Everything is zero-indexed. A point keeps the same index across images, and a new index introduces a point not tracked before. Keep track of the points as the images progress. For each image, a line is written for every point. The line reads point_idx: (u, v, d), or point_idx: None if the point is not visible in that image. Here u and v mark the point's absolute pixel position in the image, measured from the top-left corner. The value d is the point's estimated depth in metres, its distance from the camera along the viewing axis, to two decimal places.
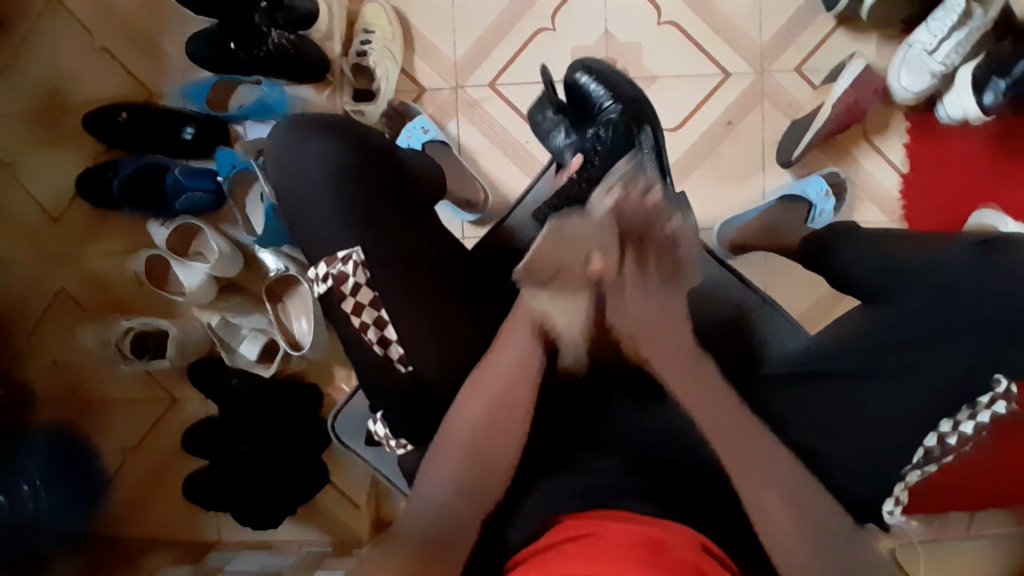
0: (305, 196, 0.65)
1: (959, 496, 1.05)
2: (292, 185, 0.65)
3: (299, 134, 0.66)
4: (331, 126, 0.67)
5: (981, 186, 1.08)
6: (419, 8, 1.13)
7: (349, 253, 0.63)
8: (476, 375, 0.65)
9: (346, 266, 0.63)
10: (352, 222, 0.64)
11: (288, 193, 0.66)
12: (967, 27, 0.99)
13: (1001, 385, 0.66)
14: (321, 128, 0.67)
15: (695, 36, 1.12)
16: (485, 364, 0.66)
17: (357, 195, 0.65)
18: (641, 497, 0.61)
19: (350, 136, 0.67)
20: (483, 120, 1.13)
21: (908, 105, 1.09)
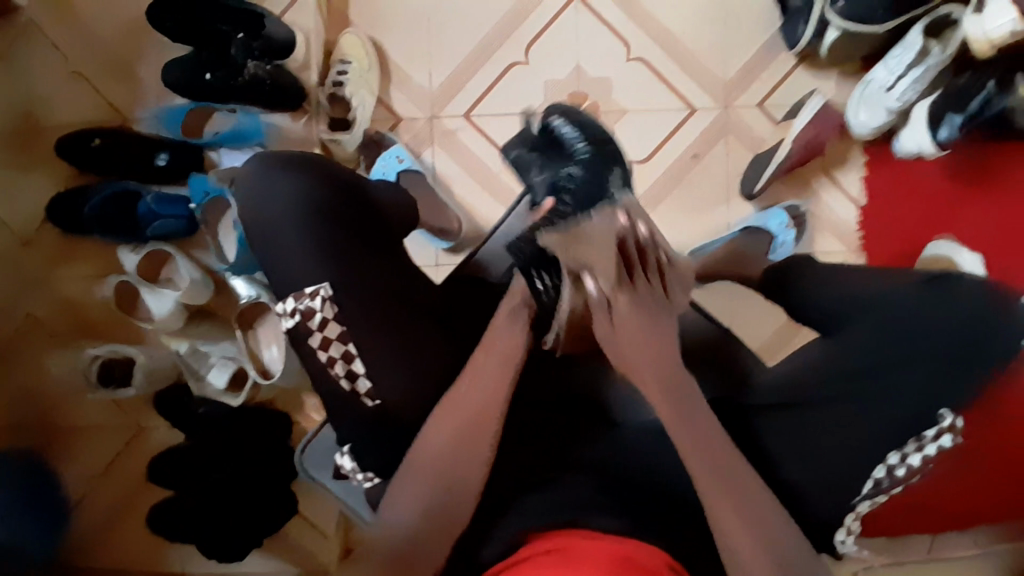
0: (275, 229, 0.65)
1: (925, 522, 1.07)
2: (262, 219, 0.66)
3: (268, 171, 0.67)
4: (303, 161, 0.68)
5: (939, 215, 1.12)
6: (396, 41, 1.15)
7: (317, 289, 0.64)
8: (439, 408, 0.64)
9: (314, 301, 0.63)
10: (321, 257, 0.65)
11: (257, 226, 0.66)
12: (925, 64, 1.03)
13: (946, 419, 0.68)
14: (289, 165, 0.68)
15: (663, 72, 1.16)
16: (448, 398, 0.64)
17: (325, 231, 0.65)
18: (608, 514, 0.62)
19: (321, 172, 0.68)
20: (458, 149, 1.15)
21: (866, 139, 1.13)
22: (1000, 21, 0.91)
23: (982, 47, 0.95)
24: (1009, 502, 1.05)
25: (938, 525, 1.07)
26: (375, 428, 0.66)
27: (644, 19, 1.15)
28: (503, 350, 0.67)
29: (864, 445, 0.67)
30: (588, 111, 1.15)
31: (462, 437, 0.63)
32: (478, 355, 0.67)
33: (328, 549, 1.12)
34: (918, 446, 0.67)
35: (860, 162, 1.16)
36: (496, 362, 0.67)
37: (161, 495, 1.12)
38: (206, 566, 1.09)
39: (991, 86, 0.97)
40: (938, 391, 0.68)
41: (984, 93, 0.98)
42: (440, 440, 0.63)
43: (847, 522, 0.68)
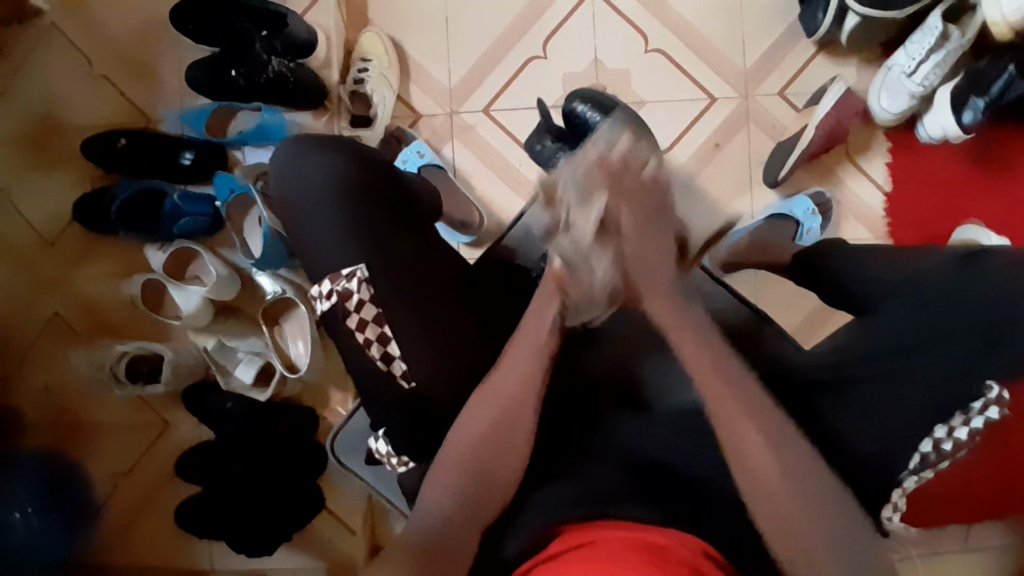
0: (308, 205, 0.67)
1: (961, 507, 1.05)
2: (295, 196, 0.67)
3: (302, 151, 0.69)
4: (337, 143, 0.70)
5: (967, 199, 1.11)
6: (414, 36, 1.16)
7: (354, 270, 0.65)
8: (478, 394, 0.65)
9: (351, 283, 0.64)
10: (354, 234, 0.66)
11: (290, 204, 0.68)
12: (945, 49, 1.02)
13: (993, 390, 0.67)
14: (321, 145, 0.69)
15: (680, 63, 1.16)
16: (485, 385, 0.65)
17: (359, 206, 0.67)
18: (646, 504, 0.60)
19: (355, 151, 0.69)
20: (479, 145, 1.16)
21: (889, 125, 1.13)
22: (1016, 3, 0.93)
23: (1001, 30, 0.97)
24: None
25: (976, 511, 1.05)
26: (408, 410, 0.66)
27: (660, 11, 1.16)
28: (536, 332, 0.66)
29: (902, 424, 0.67)
30: None
31: (501, 419, 0.63)
32: (515, 337, 0.67)
33: (355, 544, 1.12)
34: (965, 419, 0.68)
35: (883, 148, 1.15)
36: (528, 344, 0.66)
37: (188, 493, 1.13)
38: (234, 561, 1.11)
39: (1010, 69, 0.97)
40: (980, 371, 0.67)
41: (1004, 77, 0.98)
42: (477, 427, 0.63)
43: (894, 499, 0.68)
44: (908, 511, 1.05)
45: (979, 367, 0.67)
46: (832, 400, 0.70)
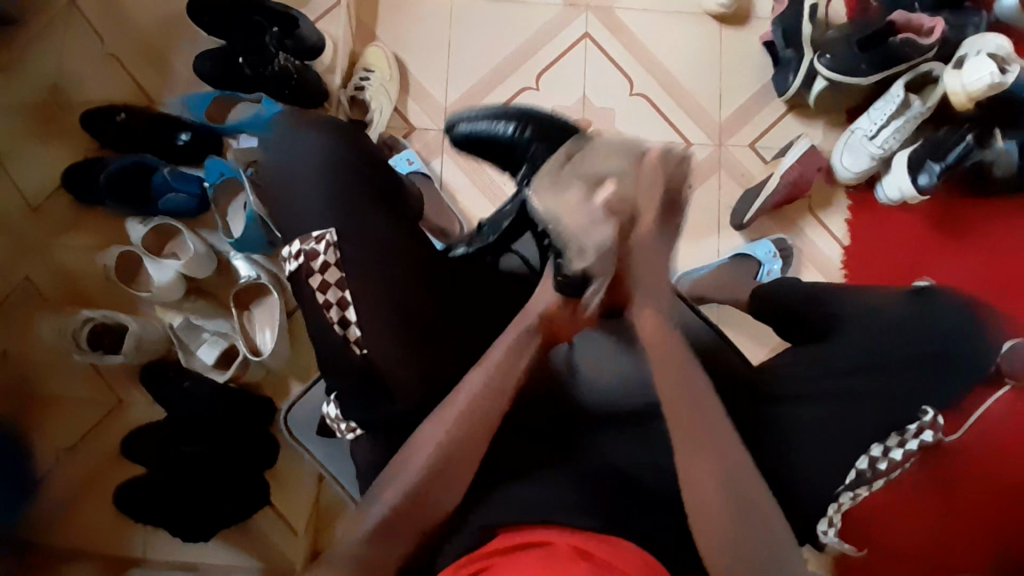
0: (297, 173, 0.71)
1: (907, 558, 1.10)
2: (287, 164, 0.71)
3: (298, 126, 0.73)
4: (333, 124, 0.75)
5: (919, 259, 1.20)
6: (417, 55, 1.23)
7: (323, 234, 0.68)
8: (442, 408, 0.64)
9: (319, 245, 0.68)
10: (338, 202, 0.69)
11: (281, 171, 0.72)
12: (904, 116, 1.13)
13: (927, 415, 0.74)
14: (318, 123, 0.74)
15: (661, 108, 1.25)
16: (448, 403, 0.64)
17: (347, 179, 0.71)
18: (580, 490, 0.62)
19: (346, 135, 0.74)
20: (467, 161, 1.21)
21: (849, 185, 1.21)
22: (978, 77, 1.05)
23: (961, 98, 1.08)
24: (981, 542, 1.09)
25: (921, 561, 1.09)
26: (367, 381, 0.68)
27: (647, 60, 1.25)
28: (498, 362, 0.65)
29: (831, 442, 0.71)
30: None
31: (463, 426, 0.63)
32: (488, 352, 0.66)
33: (296, 544, 1.09)
34: (894, 441, 0.73)
35: (843, 206, 1.23)
36: (494, 369, 0.65)
37: (130, 474, 1.09)
38: (168, 551, 1.07)
39: (968, 140, 1.11)
40: (903, 397, 0.73)
41: (962, 145, 1.11)
42: (431, 442, 0.63)
43: (829, 513, 0.71)
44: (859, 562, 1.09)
45: (906, 388, 0.73)
46: (777, 414, 0.72)
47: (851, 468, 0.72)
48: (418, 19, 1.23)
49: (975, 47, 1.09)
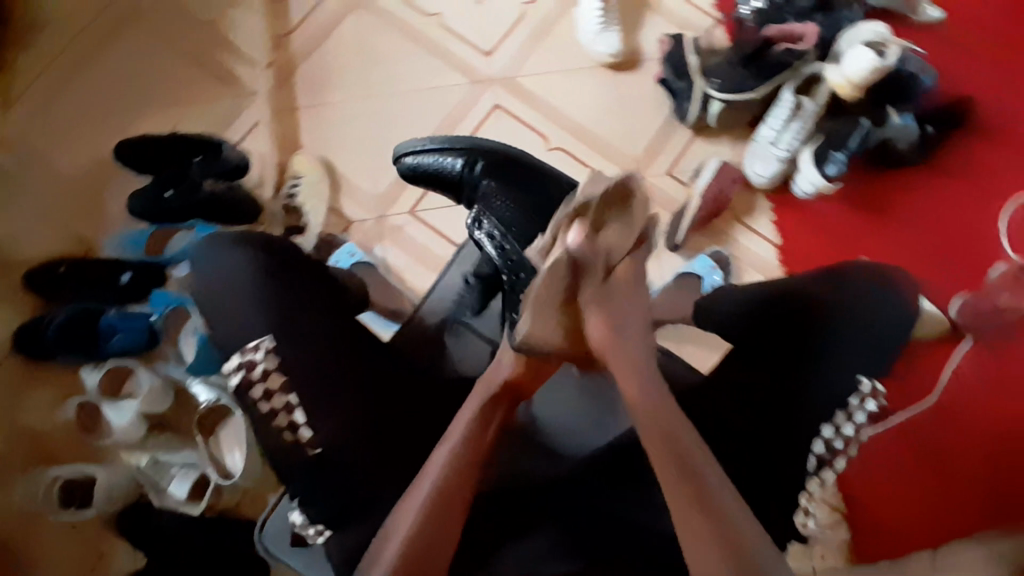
0: (225, 289, 0.73)
1: (913, 525, 1.21)
2: (214, 284, 0.74)
3: (217, 243, 0.76)
4: (254, 236, 0.77)
5: (851, 242, 1.28)
6: (340, 154, 1.28)
7: (259, 342, 0.70)
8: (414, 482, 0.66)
9: (257, 353, 0.69)
10: (269, 310, 0.72)
11: (209, 290, 0.74)
12: (801, 118, 1.23)
13: (864, 384, 0.76)
14: (238, 239, 0.77)
15: (579, 155, 1.32)
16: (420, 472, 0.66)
17: (274, 287, 0.73)
18: None
19: (266, 244, 0.76)
20: (407, 242, 1.25)
21: (766, 189, 1.29)
22: (856, 67, 1.14)
23: (846, 88, 1.17)
24: (975, 503, 1.21)
25: (927, 528, 1.21)
26: (328, 476, 0.69)
27: (555, 116, 1.34)
28: (462, 430, 0.69)
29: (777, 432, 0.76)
30: None
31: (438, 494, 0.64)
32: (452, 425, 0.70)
33: None
34: (848, 416, 0.76)
35: (766, 209, 1.30)
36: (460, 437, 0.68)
37: None
38: None
39: (862, 125, 1.20)
40: (841, 372, 0.77)
41: (858, 131, 1.20)
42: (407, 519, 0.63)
43: (803, 503, 0.75)
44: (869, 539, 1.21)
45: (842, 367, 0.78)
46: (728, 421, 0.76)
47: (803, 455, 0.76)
48: (334, 122, 1.30)
49: (853, 39, 1.20)
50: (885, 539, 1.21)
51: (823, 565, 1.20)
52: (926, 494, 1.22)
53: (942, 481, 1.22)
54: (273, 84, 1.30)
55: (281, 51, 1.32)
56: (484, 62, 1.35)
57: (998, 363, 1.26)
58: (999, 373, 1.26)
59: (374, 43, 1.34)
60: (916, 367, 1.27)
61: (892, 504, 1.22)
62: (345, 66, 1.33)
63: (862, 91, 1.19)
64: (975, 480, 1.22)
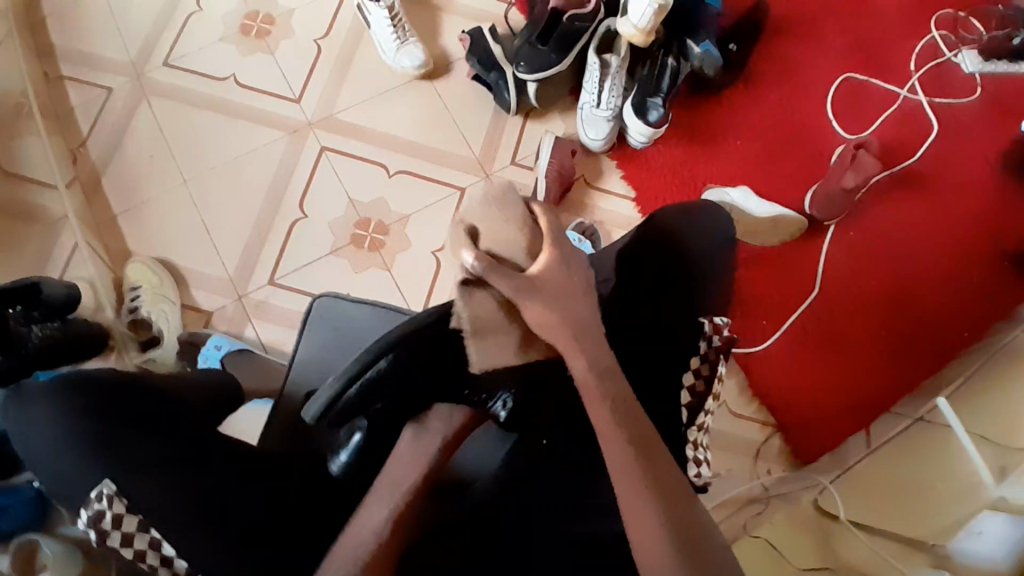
0: (52, 447, 0.69)
1: (833, 415, 1.28)
2: (37, 444, 0.69)
3: (27, 402, 0.71)
4: (61, 377, 0.72)
5: (696, 173, 1.34)
6: (179, 248, 1.23)
7: (100, 489, 0.66)
8: (343, 539, 0.67)
9: (101, 503, 0.65)
10: (101, 453, 0.68)
11: (37, 452, 0.70)
12: (611, 76, 1.26)
13: (710, 323, 0.82)
14: (44, 388, 0.71)
15: (422, 173, 1.31)
16: (351, 527, 0.68)
17: (99, 428, 0.69)
18: None
19: (88, 383, 0.71)
20: (277, 313, 1.21)
21: (606, 150, 1.32)
22: (638, 14, 1.18)
23: (637, 36, 1.21)
24: (878, 373, 1.30)
25: (848, 411, 1.28)
26: None
27: (386, 142, 1.32)
28: (398, 480, 0.72)
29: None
30: (377, 231, 1.27)
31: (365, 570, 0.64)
32: (384, 473, 0.73)
33: None
34: (704, 357, 0.81)
35: (612, 167, 1.33)
36: (389, 485, 0.71)
37: None
38: None
39: (668, 66, 1.25)
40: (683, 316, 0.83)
41: (667, 72, 1.26)
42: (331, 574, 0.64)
43: (691, 454, 0.78)
44: (798, 442, 1.27)
45: (674, 310, 0.85)
46: None
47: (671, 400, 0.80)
48: (163, 218, 1.24)
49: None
50: (812, 435, 1.27)
51: (771, 479, 1.25)
52: (836, 380, 1.30)
53: (845, 363, 1.30)
54: (83, 201, 1.24)
55: (82, 165, 1.26)
56: (297, 110, 1.32)
57: (861, 242, 1.36)
58: (865, 251, 1.35)
59: (178, 126, 1.29)
60: (798, 262, 1.34)
61: (813, 401, 1.29)
62: (155, 159, 1.27)
63: (654, 35, 1.22)
64: (875, 355, 1.30)
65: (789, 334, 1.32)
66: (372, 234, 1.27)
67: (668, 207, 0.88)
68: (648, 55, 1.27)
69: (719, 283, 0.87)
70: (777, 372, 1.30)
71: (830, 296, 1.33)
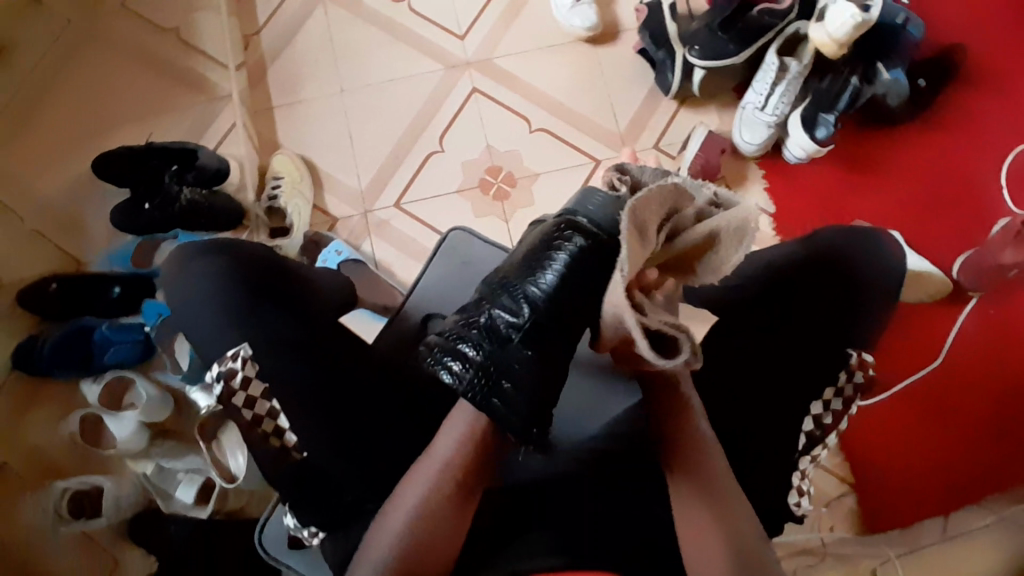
0: (200, 301, 0.73)
1: (923, 491, 1.19)
2: (185, 295, 0.73)
3: (188, 257, 0.76)
4: (223, 245, 0.77)
5: (842, 201, 1.26)
6: (321, 150, 1.28)
7: (237, 350, 0.69)
8: (418, 463, 0.68)
9: (236, 362, 0.68)
10: (242, 319, 0.71)
11: (182, 302, 0.74)
12: (787, 79, 1.18)
13: (853, 356, 0.78)
14: (207, 250, 0.76)
15: (562, 136, 1.29)
16: (428, 452, 0.68)
17: (248, 297, 0.73)
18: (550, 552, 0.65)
19: (229, 249, 0.76)
20: (394, 236, 1.25)
21: (756, 156, 1.26)
22: (838, 24, 1.08)
23: (829, 46, 1.12)
24: (984, 462, 1.19)
25: (939, 491, 1.19)
26: (312, 481, 0.69)
27: (535, 97, 1.31)
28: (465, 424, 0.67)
29: (765, 403, 0.76)
30: (505, 181, 1.27)
31: (431, 497, 0.64)
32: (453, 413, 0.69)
33: None
34: (839, 391, 0.77)
35: (758, 177, 1.27)
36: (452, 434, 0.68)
37: None
38: None
39: (852, 83, 1.18)
40: (825, 341, 0.79)
41: (849, 89, 1.18)
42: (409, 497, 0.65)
43: (795, 483, 0.75)
44: (872, 504, 1.19)
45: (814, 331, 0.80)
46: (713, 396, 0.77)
47: (789, 421, 0.76)
48: (313, 119, 1.29)
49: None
50: (892, 503, 1.19)
51: (833, 536, 1.18)
52: (935, 455, 1.20)
53: (949, 440, 1.20)
54: (246, 85, 1.30)
55: (252, 52, 1.32)
56: (458, 46, 1.33)
57: (1004, 322, 1.23)
58: (1009, 332, 1.23)
59: (344, 35, 1.32)
60: (929, 324, 1.24)
61: (904, 470, 1.20)
62: (317, 62, 1.31)
63: (847, 49, 1.14)
64: (981, 446, 1.20)
65: (893, 396, 1.23)
66: (499, 183, 1.27)
67: (833, 230, 0.85)
68: (831, 68, 1.19)
69: (868, 317, 0.80)
70: (871, 434, 1.21)
71: (954, 368, 1.23)
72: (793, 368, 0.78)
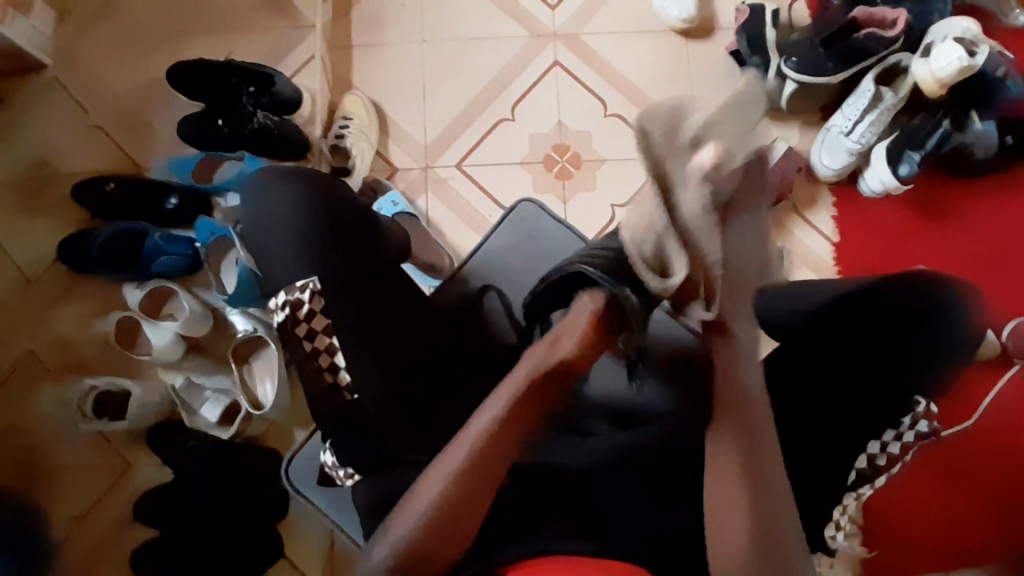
0: (277, 228, 0.73)
1: (934, 548, 1.17)
2: (263, 219, 0.74)
3: (270, 180, 0.76)
4: (305, 174, 0.77)
5: (910, 246, 1.23)
6: (393, 98, 1.26)
7: (307, 282, 0.69)
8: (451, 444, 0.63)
9: (304, 294, 0.69)
10: (315, 253, 0.71)
11: (259, 225, 0.74)
12: (878, 109, 1.14)
13: (920, 406, 0.78)
14: (289, 176, 0.76)
15: (636, 126, 1.26)
16: (463, 432, 0.63)
17: (323, 231, 0.73)
18: (581, 536, 0.65)
19: (308, 181, 0.76)
20: (450, 197, 1.23)
21: (831, 181, 1.23)
22: (944, 63, 1.05)
23: (930, 84, 1.08)
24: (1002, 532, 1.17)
25: (949, 552, 1.17)
26: (358, 424, 0.69)
27: (616, 81, 1.28)
28: (507, 403, 0.63)
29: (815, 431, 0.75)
30: (571, 162, 1.25)
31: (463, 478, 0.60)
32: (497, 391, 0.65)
33: None
34: (897, 436, 0.79)
35: (828, 203, 1.25)
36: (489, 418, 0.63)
37: (146, 533, 1.08)
38: None
39: (944, 126, 1.14)
40: (894, 384, 0.78)
41: (940, 131, 1.15)
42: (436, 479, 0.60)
43: (837, 516, 0.77)
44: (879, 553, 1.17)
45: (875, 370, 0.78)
46: None
47: (834, 454, 0.75)
48: (390, 65, 1.27)
49: (942, 33, 1.11)
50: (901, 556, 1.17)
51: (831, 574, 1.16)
52: (953, 515, 1.18)
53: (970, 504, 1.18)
54: (330, 18, 1.28)
55: None
56: (548, 16, 1.30)
57: None
58: None
59: None
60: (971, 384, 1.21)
61: (917, 525, 1.18)
62: (404, 7, 1.29)
63: (947, 90, 1.10)
64: (999, 514, 1.17)
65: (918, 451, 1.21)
66: (564, 162, 1.25)
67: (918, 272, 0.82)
68: (927, 106, 1.15)
69: (935, 368, 0.79)
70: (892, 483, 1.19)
71: (988, 432, 1.20)
72: (849, 402, 0.77)
